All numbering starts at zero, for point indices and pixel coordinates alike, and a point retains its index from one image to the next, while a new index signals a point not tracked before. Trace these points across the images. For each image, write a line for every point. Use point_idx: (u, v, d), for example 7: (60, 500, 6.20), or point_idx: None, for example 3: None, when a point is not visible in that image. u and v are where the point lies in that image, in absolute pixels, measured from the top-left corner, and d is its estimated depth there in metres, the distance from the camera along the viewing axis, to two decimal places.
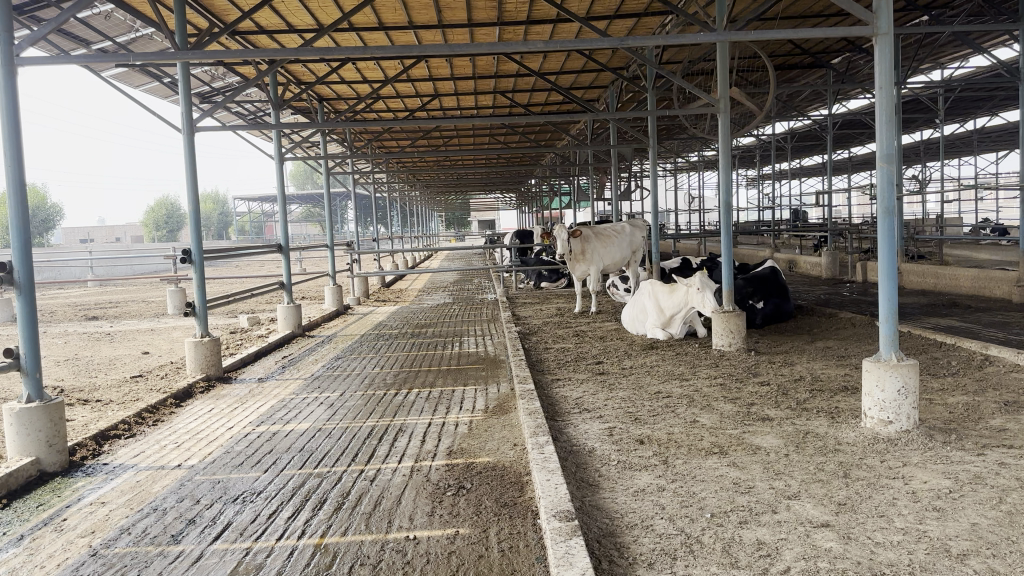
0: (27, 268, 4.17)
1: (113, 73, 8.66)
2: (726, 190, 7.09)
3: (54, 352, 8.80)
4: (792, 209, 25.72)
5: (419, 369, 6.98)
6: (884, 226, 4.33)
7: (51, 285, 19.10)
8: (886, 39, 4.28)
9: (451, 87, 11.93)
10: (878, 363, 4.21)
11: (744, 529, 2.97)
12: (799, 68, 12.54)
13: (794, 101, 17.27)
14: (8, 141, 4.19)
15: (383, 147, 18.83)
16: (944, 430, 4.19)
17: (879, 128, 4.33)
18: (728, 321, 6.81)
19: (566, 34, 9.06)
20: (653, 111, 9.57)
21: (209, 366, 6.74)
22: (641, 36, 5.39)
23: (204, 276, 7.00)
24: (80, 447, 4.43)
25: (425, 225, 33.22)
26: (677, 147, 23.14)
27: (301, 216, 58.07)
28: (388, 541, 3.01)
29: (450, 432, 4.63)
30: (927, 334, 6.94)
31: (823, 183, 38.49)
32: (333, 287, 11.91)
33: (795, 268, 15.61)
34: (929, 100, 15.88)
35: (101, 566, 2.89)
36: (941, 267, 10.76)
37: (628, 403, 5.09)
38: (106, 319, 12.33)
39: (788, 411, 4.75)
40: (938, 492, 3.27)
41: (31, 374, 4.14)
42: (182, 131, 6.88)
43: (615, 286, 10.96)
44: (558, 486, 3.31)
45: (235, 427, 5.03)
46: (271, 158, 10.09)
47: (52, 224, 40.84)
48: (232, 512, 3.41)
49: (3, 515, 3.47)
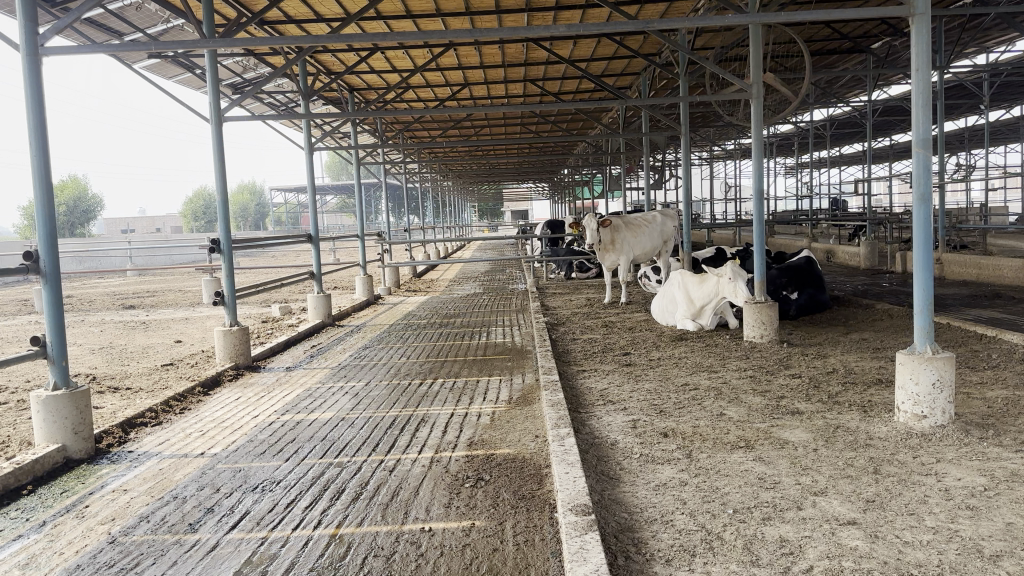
0: (53, 258, 4.22)
1: (146, 64, 8.75)
2: (758, 178, 6.95)
3: (89, 340, 8.96)
4: (832, 198, 25.27)
5: (445, 359, 6.97)
6: (920, 214, 4.18)
7: (92, 274, 19.54)
8: (924, 19, 4.13)
9: (481, 76, 11.88)
10: (912, 355, 4.08)
11: (767, 526, 2.89)
12: (837, 54, 12.27)
13: (833, 88, 16.91)
14: (34, 131, 4.24)
15: (415, 137, 18.90)
16: (982, 425, 4.05)
17: (916, 113, 4.16)
18: (760, 313, 6.67)
19: (596, 20, 8.95)
20: (686, 97, 9.39)
21: (238, 355, 6.77)
22: (668, 19, 5.24)
23: (233, 266, 7.02)
24: (107, 434, 4.49)
25: (458, 216, 33.36)
26: (713, 136, 22.84)
27: (336, 208, 58.76)
28: (403, 533, 2.98)
29: (471, 423, 4.60)
30: (967, 327, 6.73)
31: (863, 172, 37.81)
32: (363, 277, 11.98)
33: (833, 259, 15.30)
34: (974, 85, 15.42)
35: (118, 554, 2.90)
36: (984, 257, 10.45)
37: (655, 394, 5.01)
38: (142, 308, 12.56)
39: (819, 404, 4.63)
40: (971, 491, 3.15)
41: (58, 362, 4.18)
42: (211, 121, 6.92)
43: (647, 276, 10.80)
44: (576, 480, 3.25)
45: (260, 415, 5.04)
46: (301, 148, 10.11)
47: (94, 215, 41.74)
48: (251, 501, 3.41)
49: (29, 501, 3.51)
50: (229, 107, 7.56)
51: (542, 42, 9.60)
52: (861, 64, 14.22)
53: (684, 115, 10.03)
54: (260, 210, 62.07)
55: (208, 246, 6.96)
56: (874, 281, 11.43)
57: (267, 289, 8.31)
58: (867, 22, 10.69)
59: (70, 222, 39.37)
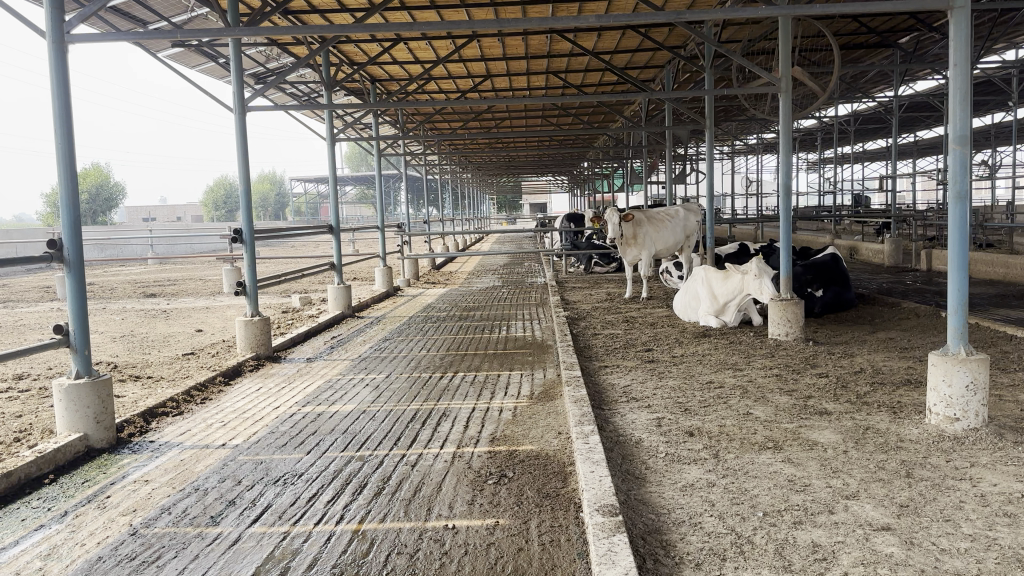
0: (77, 246, 4.21)
1: (169, 53, 8.77)
2: (787, 174, 6.80)
3: (110, 328, 8.98)
4: (855, 195, 24.96)
5: (465, 352, 6.92)
6: (955, 212, 4.06)
7: (114, 262, 19.66)
8: (964, 12, 4.02)
9: (502, 68, 11.81)
10: (945, 356, 3.98)
11: (799, 530, 2.82)
12: (864, 47, 12.08)
13: (858, 83, 16.70)
14: (59, 118, 4.22)
15: (435, 129, 18.85)
16: (1016, 429, 3.95)
17: (952, 109, 4.05)
18: (785, 310, 6.59)
19: (620, 12, 8.84)
20: (712, 90, 9.24)
21: (259, 345, 6.75)
22: (698, 10, 5.12)
23: (254, 256, 6.97)
24: (128, 424, 4.48)
25: (476, 208, 33.28)
26: (735, 130, 22.66)
27: (356, 199, 58.87)
28: (426, 530, 2.94)
29: (493, 418, 4.56)
30: (997, 327, 6.61)
31: (885, 168, 37.36)
32: (383, 269, 11.95)
33: (856, 256, 15.12)
34: (1004, 81, 15.14)
35: (139, 546, 2.88)
36: (1012, 257, 10.28)
37: (679, 392, 4.95)
38: (163, 297, 12.60)
39: (847, 405, 4.55)
40: (1008, 496, 3.06)
41: (80, 351, 4.17)
42: (235, 111, 6.90)
43: (668, 271, 10.67)
44: (602, 479, 3.19)
45: (281, 407, 5.02)
46: (323, 139, 10.07)
47: (115, 203, 42.22)
48: (272, 494, 3.38)
49: (50, 490, 3.51)
50: (252, 97, 7.53)
51: (565, 34, 9.53)
52: (888, 58, 13.98)
53: (709, 108, 9.89)
54: (280, 200, 62.36)
55: (230, 236, 6.94)
56: (898, 279, 11.29)
57: (288, 280, 8.28)
58: (895, 16, 10.52)
59: (93, 210, 39.71)
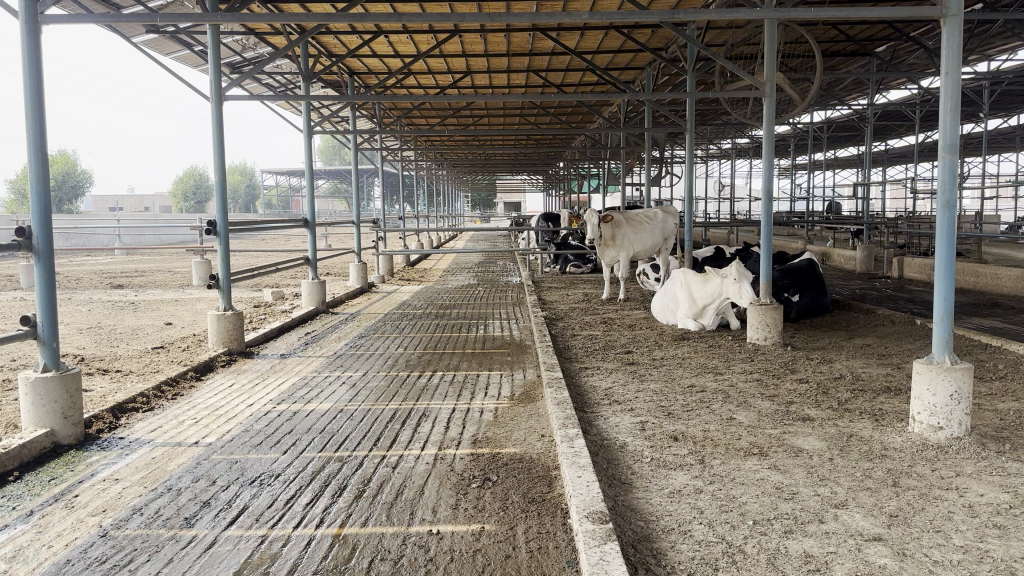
0: (46, 235, 4.05)
1: (144, 38, 8.57)
2: (768, 177, 6.78)
3: (77, 319, 8.78)
4: (829, 201, 25.26)
5: (442, 351, 6.81)
6: (942, 221, 4.05)
7: (81, 253, 19.28)
8: (956, 20, 3.99)
9: (483, 64, 11.72)
10: (930, 365, 3.98)
11: (789, 540, 2.77)
12: (843, 54, 12.15)
13: (833, 91, 16.86)
14: (29, 101, 4.06)
15: (411, 124, 18.73)
16: (998, 438, 3.96)
17: (943, 116, 4.03)
18: (764, 315, 6.56)
19: (605, 9, 8.78)
20: (694, 92, 9.22)
21: (231, 340, 6.60)
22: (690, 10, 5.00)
23: (227, 247, 6.79)
24: (96, 419, 4.33)
25: (451, 205, 33.16)
26: (711, 134, 22.80)
27: (328, 194, 58.50)
28: (410, 535, 2.85)
29: (474, 419, 4.48)
30: (972, 335, 6.67)
31: (856, 176, 37.95)
32: (358, 264, 11.79)
33: (828, 262, 15.26)
34: (975, 92, 15.40)
35: (110, 549, 2.76)
36: (983, 266, 10.43)
37: (660, 396, 4.91)
38: (130, 288, 12.34)
39: (830, 411, 4.54)
40: (996, 508, 3.05)
41: (48, 345, 4.02)
42: (212, 100, 6.74)
43: (646, 275, 10.80)
44: (590, 484, 3.13)
45: (255, 404, 4.88)
46: (300, 131, 9.91)
47: (82, 192, 41.56)
48: (249, 495, 3.28)
49: (15, 488, 3.37)
50: (229, 86, 7.37)
51: (549, 32, 9.45)
52: (865, 66, 14.12)
53: (690, 111, 9.87)
54: (252, 192, 61.74)
55: (203, 228, 6.78)
56: (870, 286, 11.39)
57: (263, 273, 8.12)
58: (874, 25, 10.60)
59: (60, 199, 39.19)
